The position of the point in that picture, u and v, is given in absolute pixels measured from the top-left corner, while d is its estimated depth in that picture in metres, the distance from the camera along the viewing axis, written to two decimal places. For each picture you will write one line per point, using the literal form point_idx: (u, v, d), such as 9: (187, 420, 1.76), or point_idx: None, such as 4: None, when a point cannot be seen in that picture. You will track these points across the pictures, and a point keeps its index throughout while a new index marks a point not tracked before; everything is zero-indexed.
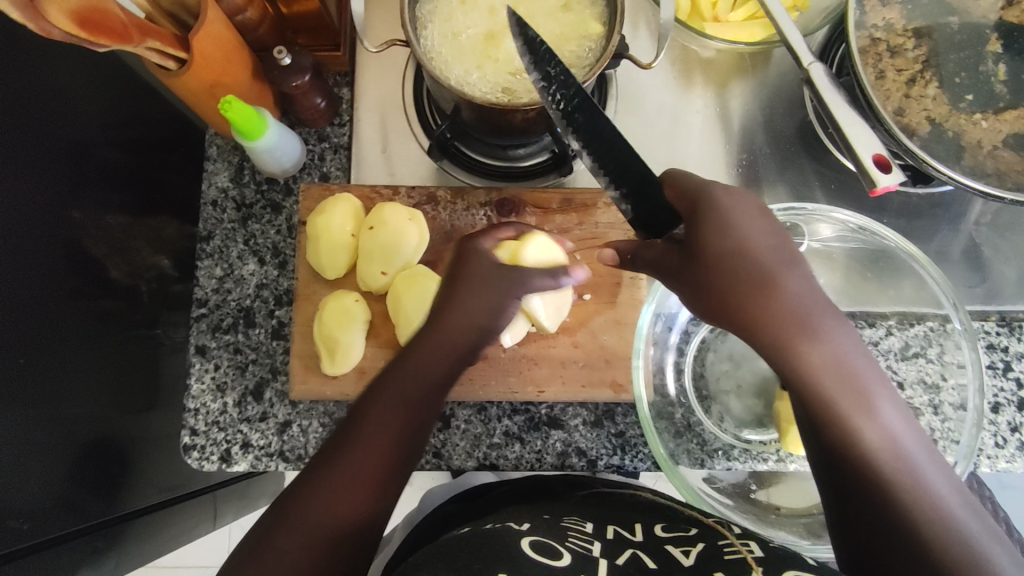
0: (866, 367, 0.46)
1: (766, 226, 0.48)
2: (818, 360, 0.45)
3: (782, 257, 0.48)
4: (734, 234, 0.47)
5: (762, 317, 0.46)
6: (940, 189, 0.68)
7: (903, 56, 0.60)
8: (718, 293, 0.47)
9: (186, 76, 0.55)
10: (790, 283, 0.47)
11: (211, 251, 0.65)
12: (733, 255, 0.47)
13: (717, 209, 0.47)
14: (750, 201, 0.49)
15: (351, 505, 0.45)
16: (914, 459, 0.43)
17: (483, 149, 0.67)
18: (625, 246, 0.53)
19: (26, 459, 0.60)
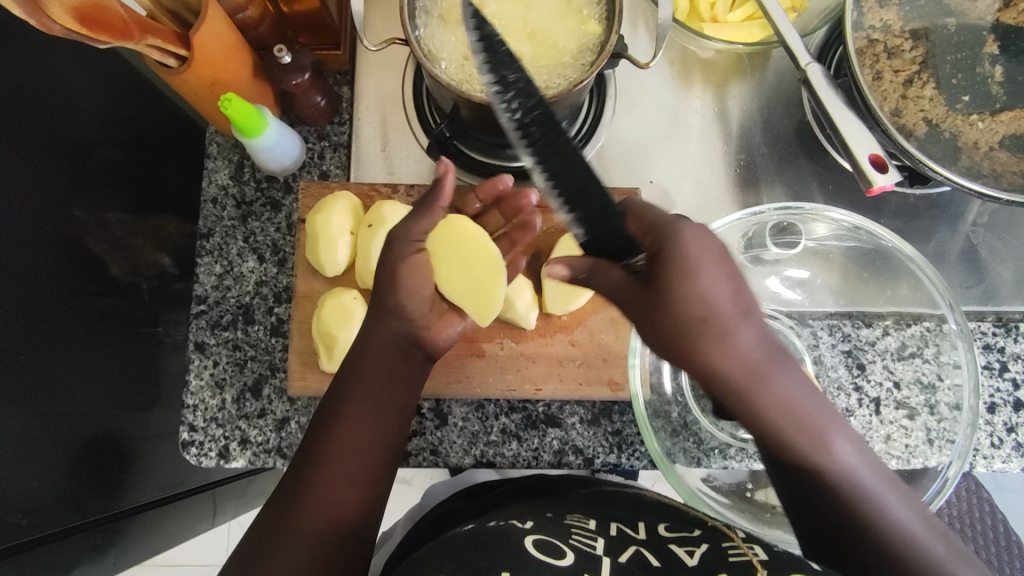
0: (819, 405, 0.46)
1: (725, 274, 0.44)
2: (772, 410, 0.45)
3: (738, 306, 0.44)
4: (691, 291, 0.44)
5: (715, 368, 0.45)
6: (938, 190, 0.68)
7: (900, 57, 0.61)
8: (672, 341, 0.45)
9: (186, 74, 0.55)
10: (739, 329, 0.44)
11: (211, 248, 0.66)
12: (688, 310, 0.44)
13: (680, 259, 0.44)
14: (713, 242, 0.45)
15: (337, 517, 0.47)
16: (872, 488, 0.46)
17: (482, 148, 0.67)
18: (580, 266, 0.48)
19: (26, 454, 0.60)
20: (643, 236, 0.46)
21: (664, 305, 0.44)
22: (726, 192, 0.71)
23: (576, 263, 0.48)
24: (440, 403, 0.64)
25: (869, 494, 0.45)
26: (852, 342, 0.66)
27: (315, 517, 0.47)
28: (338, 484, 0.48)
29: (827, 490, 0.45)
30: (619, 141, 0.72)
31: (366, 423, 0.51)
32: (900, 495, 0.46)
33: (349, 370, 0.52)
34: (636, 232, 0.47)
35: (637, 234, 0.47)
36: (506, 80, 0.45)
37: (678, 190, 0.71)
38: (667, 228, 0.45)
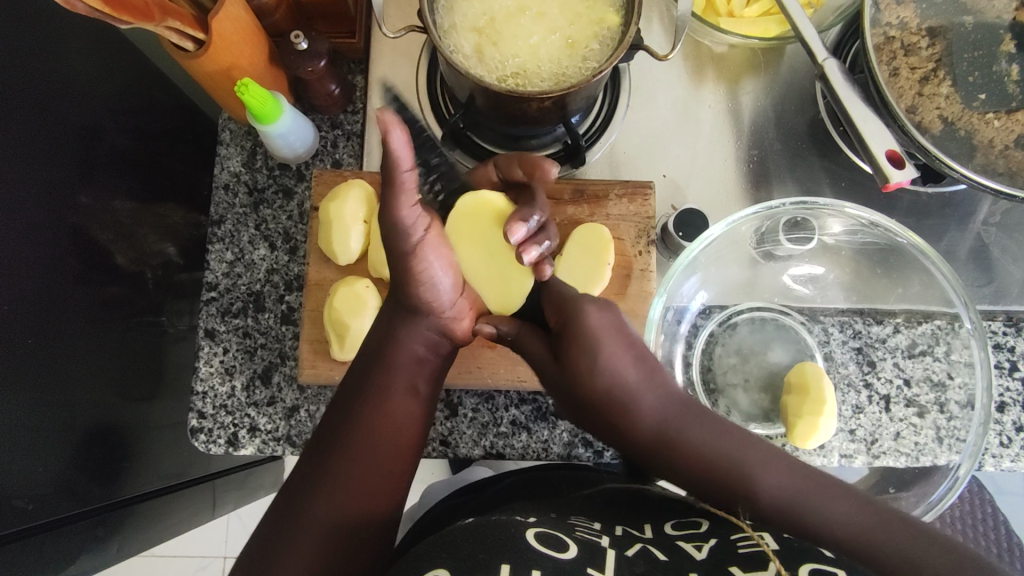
0: (736, 445, 0.48)
1: (622, 344, 0.52)
2: (689, 458, 0.48)
3: (640, 372, 0.51)
4: (590, 360, 0.51)
5: (632, 431, 0.50)
6: (951, 188, 0.68)
7: (917, 54, 0.61)
8: (592, 414, 0.52)
9: (203, 58, 0.55)
10: (643, 392, 0.51)
11: (222, 235, 0.65)
12: (593, 379, 0.50)
13: (576, 327, 0.52)
14: (610, 317, 0.53)
15: (364, 503, 0.47)
16: (812, 500, 0.45)
17: (496, 139, 0.67)
18: (508, 327, 0.57)
19: (31, 439, 0.60)
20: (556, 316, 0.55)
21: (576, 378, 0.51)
22: (738, 188, 0.71)
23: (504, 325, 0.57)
24: (450, 394, 0.64)
25: (811, 506, 0.44)
26: (863, 339, 0.66)
27: (340, 505, 0.45)
28: (372, 472, 0.48)
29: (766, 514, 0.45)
30: (632, 135, 0.72)
31: (394, 410, 0.51)
32: (847, 498, 0.44)
33: (368, 366, 0.53)
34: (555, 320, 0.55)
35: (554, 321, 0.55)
36: None
37: (689, 184, 0.71)
38: (569, 307, 0.54)
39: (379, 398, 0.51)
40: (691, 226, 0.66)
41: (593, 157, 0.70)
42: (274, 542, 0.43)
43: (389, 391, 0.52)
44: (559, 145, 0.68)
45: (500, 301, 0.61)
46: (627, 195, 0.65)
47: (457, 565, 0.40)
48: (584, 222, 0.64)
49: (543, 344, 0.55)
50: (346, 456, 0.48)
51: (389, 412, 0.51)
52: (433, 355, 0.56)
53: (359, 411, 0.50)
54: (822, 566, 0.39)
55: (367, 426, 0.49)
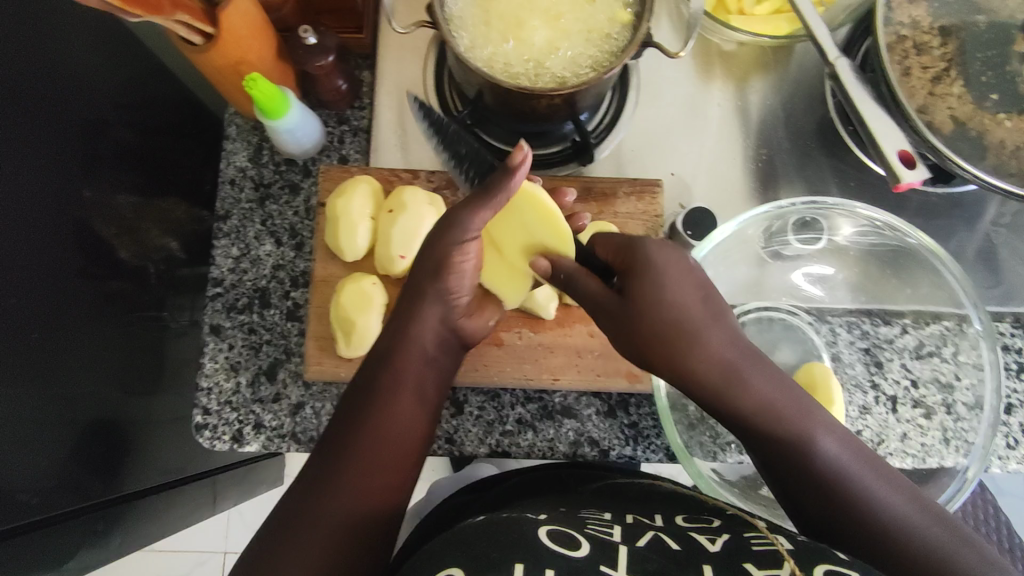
0: (795, 401, 0.47)
1: (693, 282, 0.50)
2: (748, 403, 0.47)
3: (706, 313, 0.49)
4: (662, 291, 0.48)
5: (690, 370, 0.48)
6: (960, 188, 0.67)
7: (929, 53, 0.60)
8: (644, 347, 0.49)
9: (211, 52, 0.54)
10: (706, 331, 0.48)
11: (228, 230, 0.65)
12: (658, 311, 0.48)
13: (646, 263, 0.49)
14: (681, 256, 0.50)
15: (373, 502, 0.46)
16: (857, 474, 0.45)
17: (503, 136, 0.67)
18: (567, 264, 0.51)
19: (34, 434, 0.59)
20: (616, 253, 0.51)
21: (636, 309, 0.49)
22: (746, 187, 0.70)
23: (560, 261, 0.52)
24: (456, 392, 0.63)
25: (854, 478, 0.45)
26: (870, 340, 0.66)
27: (347, 506, 0.45)
28: (377, 471, 0.47)
29: (812, 477, 0.45)
30: (640, 133, 0.71)
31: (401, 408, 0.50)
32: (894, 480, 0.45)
33: (376, 363, 0.52)
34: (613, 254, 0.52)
35: (612, 256, 0.52)
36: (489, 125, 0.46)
37: (697, 183, 0.70)
38: (636, 244, 0.50)
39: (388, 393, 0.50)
40: (699, 225, 0.65)
41: (601, 155, 0.70)
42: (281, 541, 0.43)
43: (397, 389, 0.50)
44: (567, 143, 0.68)
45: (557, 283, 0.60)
46: (634, 191, 0.65)
47: (470, 563, 0.40)
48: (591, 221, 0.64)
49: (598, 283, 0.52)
50: (356, 453, 0.47)
51: (397, 410, 0.50)
52: (440, 353, 0.55)
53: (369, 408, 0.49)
54: (837, 568, 0.39)
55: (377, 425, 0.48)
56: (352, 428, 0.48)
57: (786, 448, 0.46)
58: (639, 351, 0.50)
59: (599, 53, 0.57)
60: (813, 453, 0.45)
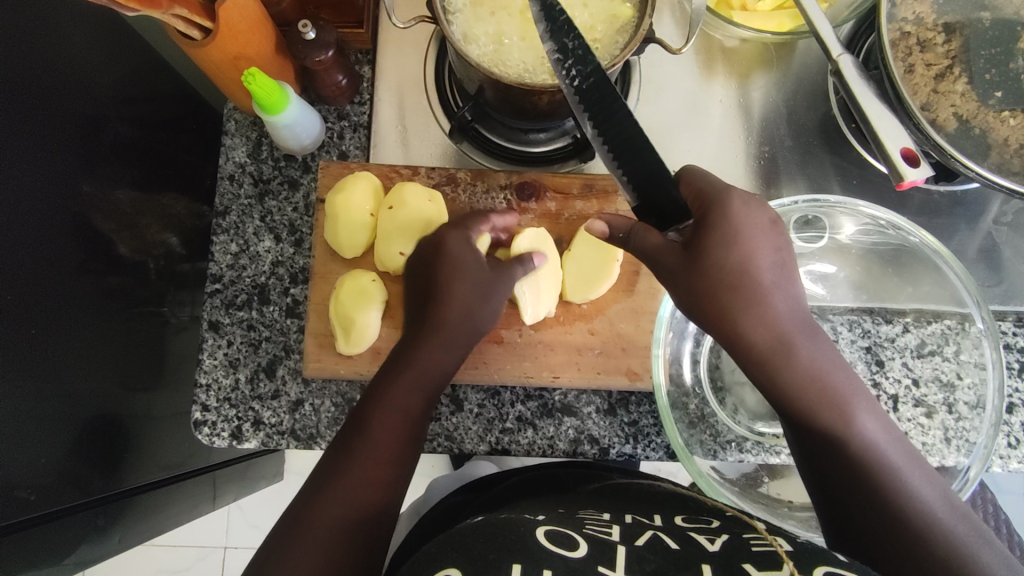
0: (844, 378, 0.49)
1: (770, 244, 0.50)
2: (796, 369, 0.49)
3: (775, 278, 0.50)
4: (736, 248, 0.49)
5: (743, 329, 0.49)
6: (963, 186, 0.67)
7: (933, 50, 0.60)
8: (705, 300, 0.49)
9: (210, 46, 0.54)
10: (769, 292, 0.49)
11: (227, 226, 0.65)
12: (728, 268, 0.48)
13: (723, 220, 0.49)
14: (761, 215, 0.50)
15: (367, 498, 0.48)
16: (892, 458, 0.47)
17: (504, 132, 0.67)
18: (624, 225, 0.53)
19: (32, 430, 0.59)
20: (694, 200, 0.51)
21: (703, 266, 0.49)
22: (748, 185, 0.70)
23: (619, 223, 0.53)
24: (456, 389, 0.63)
25: (887, 459, 0.47)
26: (872, 339, 0.65)
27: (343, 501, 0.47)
28: (374, 467, 0.50)
29: (847, 453, 0.47)
30: (642, 130, 0.71)
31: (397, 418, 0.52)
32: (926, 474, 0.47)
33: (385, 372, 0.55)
34: (690, 199, 0.51)
35: (689, 201, 0.51)
36: (564, 40, 0.53)
37: None
38: (720, 195, 0.49)
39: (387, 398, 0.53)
40: None
41: None
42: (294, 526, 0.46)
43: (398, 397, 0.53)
44: (567, 139, 0.67)
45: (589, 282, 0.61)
46: None
47: (469, 565, 0.40)
48: (592, 218, 0.64)
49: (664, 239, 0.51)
50: (356, 456, 0.50)
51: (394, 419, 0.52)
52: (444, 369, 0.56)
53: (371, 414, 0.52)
54: (836, 569, 0.38)
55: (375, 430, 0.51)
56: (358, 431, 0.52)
57: (824, 419, 0.48)
58: (695, 304, 0.50)
59: (600, 51, 0.56)
60: (851, 430, 0.47)
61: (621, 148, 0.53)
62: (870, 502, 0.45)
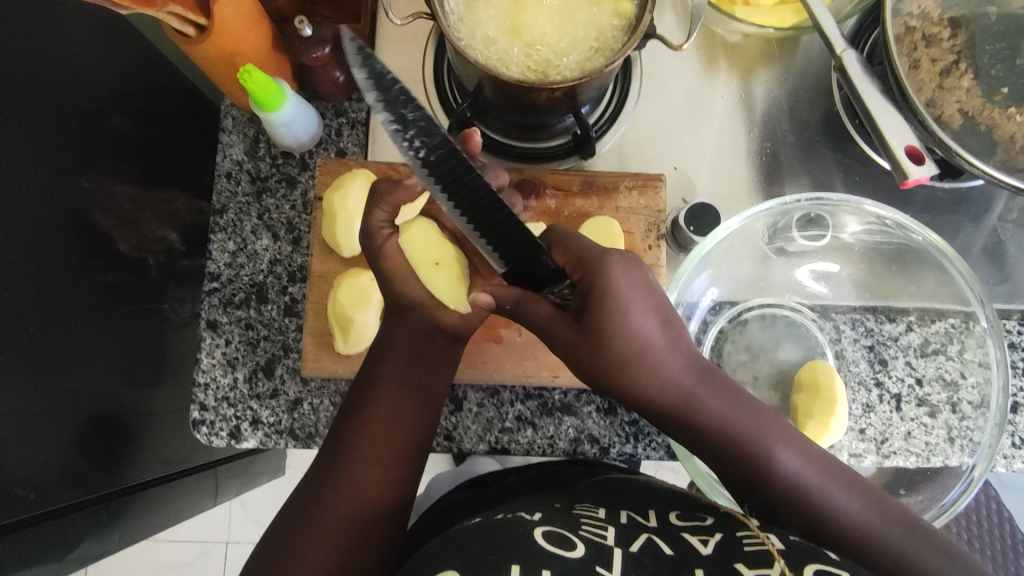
0: (748, 418, 0.48)
1: (646, 303, 0.49)
2: (709, 422, 0.48)
3: (664, 335, 0.49)
4: (619, 317, 0.48)
5: (647, 397, 0.49)
6: (968, 183, 0.66)
7: (938, 45, 0.59)
8: (607, 377, 0.49)
9: (205, 43, 0.53)
10: (660, 354, 0.49)
11: (224, 224, 0.64)
12: (615, 345, 0.48)
13: (602, 289, 0.48)
14: (637, 277, 0.49)
15: (375, 494, 0.48)
16: (821, 486, 0.45)
17: (504, 129, 0.66)
18: (509, 294, 0.51)
19: (32, 428, 0.59)
20: (571, 266, 0.50)
21: (594, 342, 0.48)
22: (750, 182, 0.69)
23: (500, 295, 0.51)
24: (455, 389, 0.63)
25: (818, 489, 0.45)
26: (875, 338, 0.64)
27: (347, 501, 0.47)
28: (372, 470, 0.48)
29: (778, 493, 0.46)
30: (643, 126, 0.70)
31: (397, 409, 0.51)
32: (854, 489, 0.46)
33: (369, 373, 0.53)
34: (569, 264, 0.50)
35: (567, 266, 0.51)
36: (408, 133, 0.49)
37: (700, 177, 0.69)
38: (595, 262, 0.49)
39: (373, 418, 0.50)
40: (701, 220, 0.64)
41: (603, 148, 0.69)
42: (291, 532, 0.46)
43: (391, 389, 0.52)
44: (568, 136, 0.67)
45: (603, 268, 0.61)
46: (631, 186, 0.64)
47: (466, 565, 0.40)
48: (593, 215, 0.63)
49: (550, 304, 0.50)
50: (345, 485, 0.47)
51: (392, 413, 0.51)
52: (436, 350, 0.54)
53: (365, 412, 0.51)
54: (826, 568, 0.39)
55: (370, 430, 0.50)
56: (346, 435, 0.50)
57: (747, 461, 0.46)
58: (597, 376, 0.50)
59: (600, 46, 0.56)
60: (775, 467, 0.46)
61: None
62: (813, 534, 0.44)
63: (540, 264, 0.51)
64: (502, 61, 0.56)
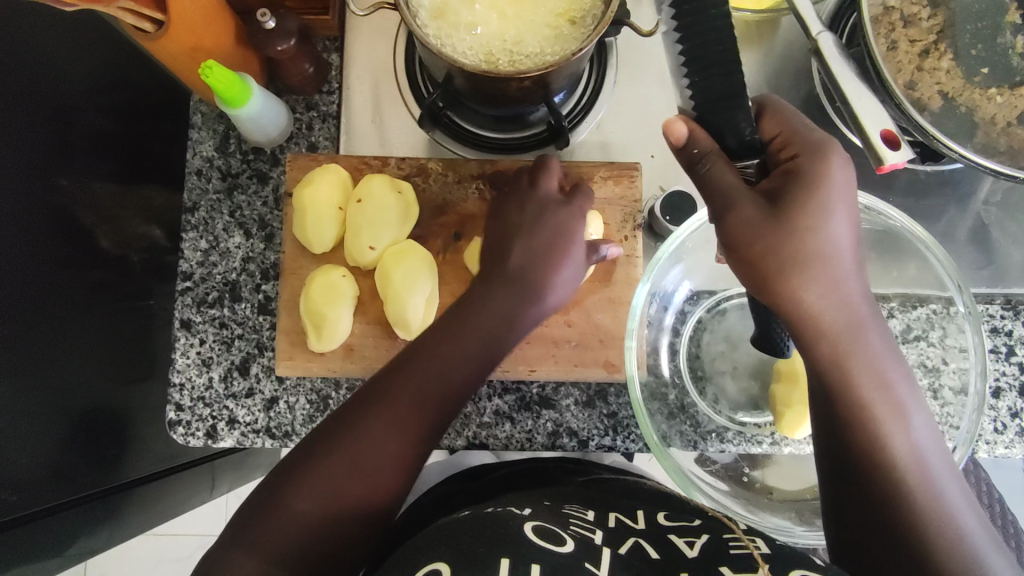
0: (900, 375, 0.49)
1: (847, 215, 0.48)
2: (864, 363, 0.48)
3: (853, 261, 0.48)
4: (821, 238, 0.47)
5: (813, 309, 0.48)
6: (950, 166, 0.65)
7: (917, 26, 0.58)
8: (763, 275, 0.48)
9: (165, 39, 0.52)
10: (844, 275, 0.48)
11: (196, 222, 0.64)
12: (809, 241, 0.46)
13: (819, 179, 0.46)
14: (849, 184, 0.48)
15: (350, 501, 0.46)
16: (937, 473, 0.48)
17: (477, 120, 0.65)
18: (704, 140, 0.49)
19: (12, 432, 0.58)
20: (782, 142, 0.49)
21: (776, 226, 0.46)
22: None
23: (701, 136, 0.48)
24: None
25: (932, 472, 0.47)
26: None
27: (320, 506, 0.45)
28: (365, 468, 0.46)
29: (892, 467, 0.47)
30: (620, 113, 0.68)
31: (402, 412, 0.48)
32: (954, 481, 0.48)
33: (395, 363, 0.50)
34: (776, 134, 0.50)
35: (776, 139, 0.50)
36: None
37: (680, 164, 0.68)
38: (818, 148, 0.47)
39: (379, 413, 0.48)
40: (678, 210, 0.63)
41: (580, 137, 0.67)
42: (262, 517, 0.45)
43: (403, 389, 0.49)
44: (543, 125, 0.65)
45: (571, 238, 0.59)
46: (612, 177, 0.63)
47: (458, 559, 0.39)
48: None
49: (735, 176, 0.47)
50: (322, 477, 0.46)
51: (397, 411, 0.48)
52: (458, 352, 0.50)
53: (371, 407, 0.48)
54: (811, 575, 0.38)
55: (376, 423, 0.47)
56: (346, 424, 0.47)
57: (871, 419, 0.48)
58: (750, 266, 0.48)
59: (568, 34, 0.55)
60: (903, 438, 0.48)
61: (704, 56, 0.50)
62: (899, 516, 0.46)
63: (736, 130, 0.49)
64: (468, 52, 0.55)
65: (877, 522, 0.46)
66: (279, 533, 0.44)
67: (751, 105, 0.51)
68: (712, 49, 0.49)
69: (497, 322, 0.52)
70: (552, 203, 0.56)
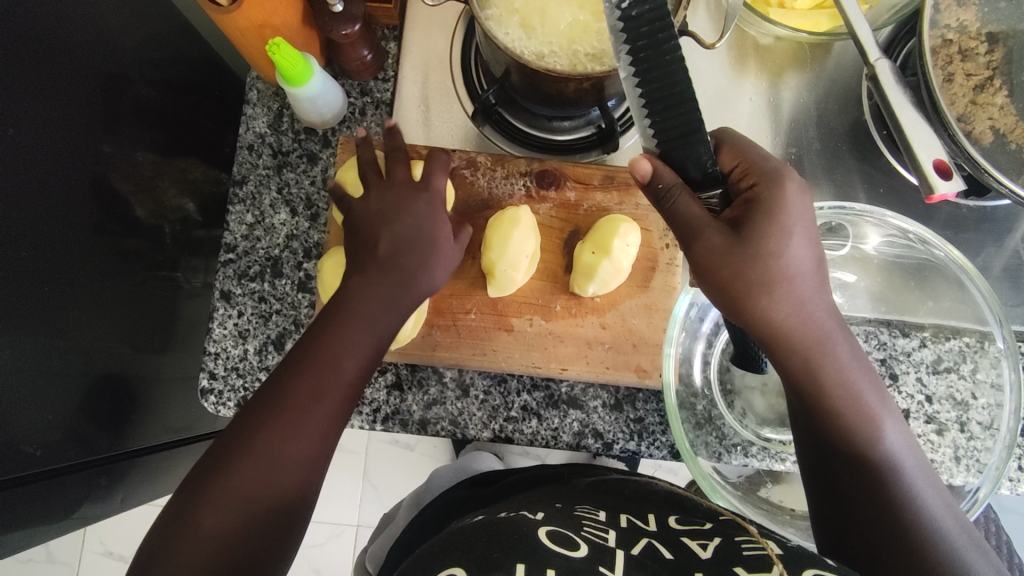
0: (865, 381, 0.51)
1: (806, 234, 0.49)
2: (834, 375, 0.50)
3: (816, 276, 0.50)
4: (784, 258, 0.48)
5: (786, 328, 0.49)
6: (994, 202, 0.65)
7: (974, 60, 0.58)
8: (737, 299, 0.49)
9: (235, 14, 0.53)
10: (810, 293, 0.50)
11: (244, 196, 0.64)
12: (772, 264, 0.48)
13: (777, 207, 0.48)
14: (806, 205, 0.50)
15: (288, 468, 0.48)
16: (913, 475, 0.48)
17: (528, 119, 0.67)
18: (668, 176, 0.48)
19: (48, 389, 0.59)
20: (741, 172, 0.50)
21: (741, 252, 0.48)
22: None
23: (664, 172, 0.48)
24: (462, 374, 0.63)
25: (908, 476, 0.48)
26: (887, 351, 0.64)
27: (254, 478, 0.46)
28: (291, 442, 0.48)
29: (869, 470, 0.48)
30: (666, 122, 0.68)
31: (311, 377, 0.50)
32: (932, 486, 0.49)
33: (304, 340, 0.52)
34: (734, 166, 0.51)
35: (736, 171, 0.51)
36: None
37: None
38: (771, 174, 0.49)
39: (302, 379, 0.49)
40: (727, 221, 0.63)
41: (626, 145, 0.67)
42: (190, 504, 0.45)
43: (331, 352, 0.51)
44: (592, 129, 0.67)
45: (596, 244, 0.60)
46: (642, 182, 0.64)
47: (474, 564, 0.40)
48: (612, 211, 0.63)
49: (702, 210, 0.48)
50: (251, 446, 0.47)
51: (314, 379, 0.50)
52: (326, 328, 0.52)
53: (304, 361, 0.50)
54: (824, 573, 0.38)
55: (307, 373, 0.50)
56: (282, 377, 0.50)
57: (843, 428, 0.49)
58: (721, 290, 0.49)
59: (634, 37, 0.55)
60: (874, 443, 0.49)
61: (664, 101, 0.46)
62: (887, 520, 0.46)
63: (698, 163, 0.49)
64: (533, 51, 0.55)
65: (863, 518, 0.47)
66: (225, 510, 0.45)
67: (710, 138, 0.52)
68: (670, 91, 0.46)
69: (369, 323, 0.52)
70: (412, 188, 0.56)
